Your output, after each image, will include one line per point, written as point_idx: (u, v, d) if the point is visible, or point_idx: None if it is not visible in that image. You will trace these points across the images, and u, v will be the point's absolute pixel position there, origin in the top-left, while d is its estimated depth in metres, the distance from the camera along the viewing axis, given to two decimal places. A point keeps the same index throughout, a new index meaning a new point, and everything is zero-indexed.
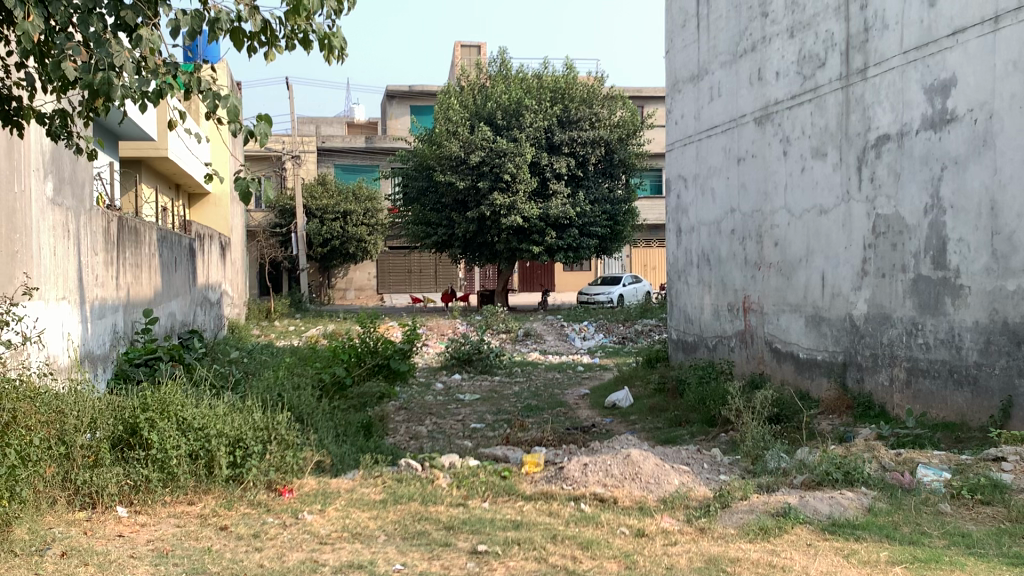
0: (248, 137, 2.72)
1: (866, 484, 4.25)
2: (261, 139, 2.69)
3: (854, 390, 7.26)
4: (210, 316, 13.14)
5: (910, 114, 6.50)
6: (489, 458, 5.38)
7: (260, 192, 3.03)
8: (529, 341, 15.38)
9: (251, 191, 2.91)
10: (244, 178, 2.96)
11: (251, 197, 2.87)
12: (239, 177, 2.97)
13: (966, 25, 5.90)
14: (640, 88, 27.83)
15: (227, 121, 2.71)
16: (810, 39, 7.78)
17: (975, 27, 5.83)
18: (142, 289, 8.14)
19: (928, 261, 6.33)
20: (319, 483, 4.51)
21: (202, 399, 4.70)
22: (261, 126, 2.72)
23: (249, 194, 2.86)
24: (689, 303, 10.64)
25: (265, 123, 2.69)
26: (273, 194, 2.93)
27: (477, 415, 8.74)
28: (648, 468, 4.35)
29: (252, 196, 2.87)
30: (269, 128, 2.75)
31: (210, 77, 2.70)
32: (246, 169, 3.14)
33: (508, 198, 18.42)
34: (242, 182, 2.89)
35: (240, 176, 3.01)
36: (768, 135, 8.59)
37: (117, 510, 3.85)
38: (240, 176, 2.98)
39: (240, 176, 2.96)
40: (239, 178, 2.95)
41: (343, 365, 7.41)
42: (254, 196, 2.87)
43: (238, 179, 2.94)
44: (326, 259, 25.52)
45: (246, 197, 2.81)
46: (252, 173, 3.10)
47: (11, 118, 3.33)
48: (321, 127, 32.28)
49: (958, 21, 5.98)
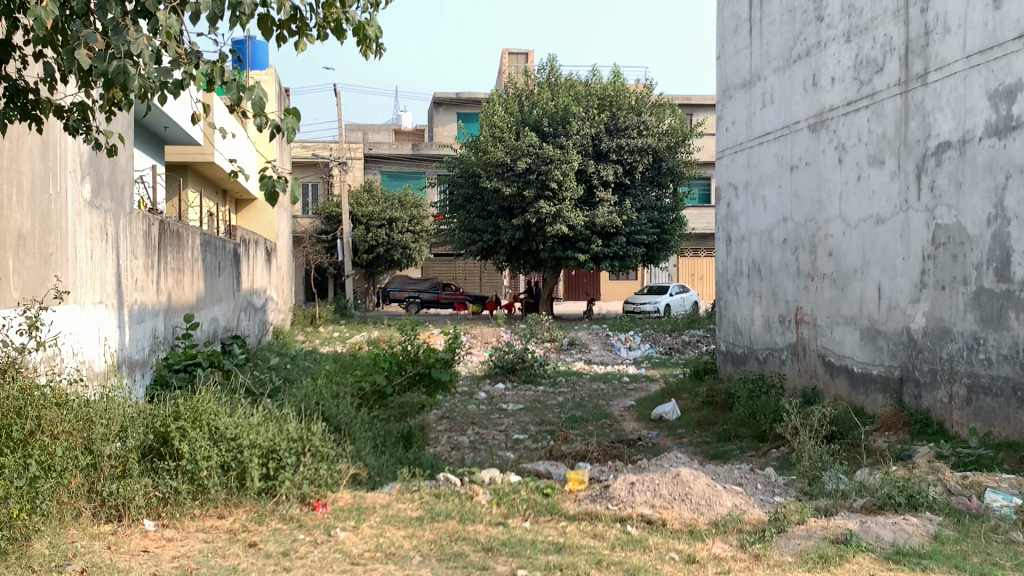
0: (275, 132, 2.56)
1: (931, 509, 3.99)
2: (288, 135, 2.53)
3: (911, 407, 6.97)
4: (255, 322, 13.11)
5: (972, 121, 6.23)
6: (531, 473, 5.18)
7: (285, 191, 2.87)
8: (574, 350, 15.18)
9: (277, 190, 2.75)
10: (270, 177, 2.79)
11: (276, 195, 2.70)
12: (264, 176, 2.82)
13: None
14: (688, 96, 27.54)
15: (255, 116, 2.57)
16: (868, 44, 7.52)
17: None
18: (184, 293, 8.05)
19: (991, 273, 6.04)
20: (354, 496, 4.34)
21: (237, 408, 4.58)
22: (289, 122, 2.56)
23: (273, 194, 2.70)
24: (739, 314, 10.37)
25: (294, 117, 2.52)
26: (299, 194, 2.77)
27: (520, 426, 8.57)
28: (698, 489, 4.13)
29: (277, 195, 2.71)
30: (296, 122, 2.59)
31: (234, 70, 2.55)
32: (273, 167, 2.99)
33: (554, 207, 18.24)
34: (267, 182, 2.73)
35: (265, 174, 2.86)
36: (822, 142, 8.32)
37: (144, 523, 3.71)
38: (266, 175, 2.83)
39: (265, 174, 2.80)
40: (264, 176, 2.79)
41: (385, 374, 7.27)
42: (278, 196, 2.71)
43: (264, 179, 2.78)
44: (372, 266, 25.49)
45: (272, 198, 2.65)
46: (278, 171, 2.96)
47: (29, 112, 3.29)
48: (368, 134, 32.38)
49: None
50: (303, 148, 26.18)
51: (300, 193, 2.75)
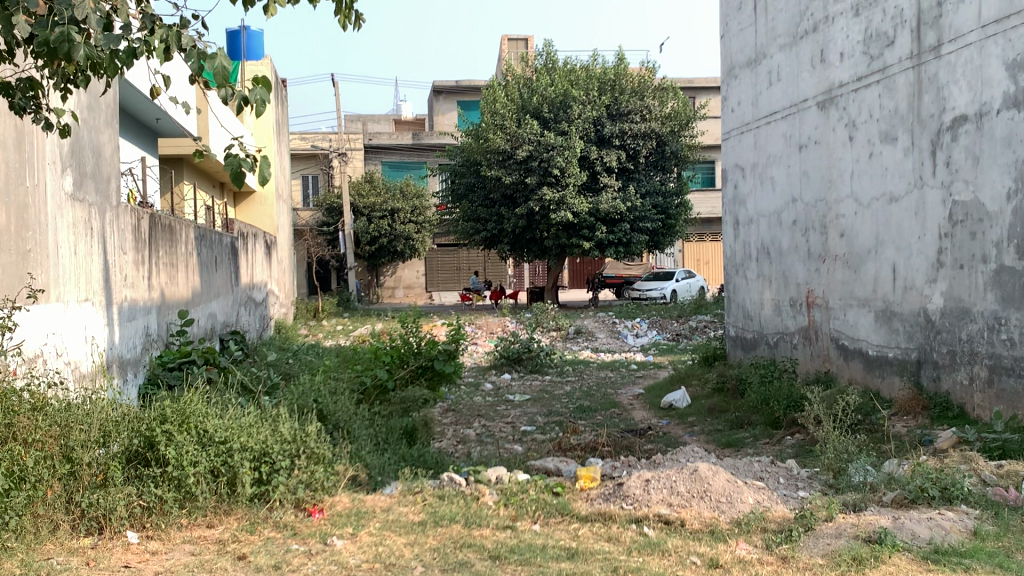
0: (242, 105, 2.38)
1: (967, 502, 3.75)
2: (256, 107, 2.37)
3: (930, 390, 6.72)
4: (256, 317, 12.89)
5: (989, 93, 5.96)
6: (540, 471, 4.93)
7: (253, 172, 2.70)
8: (580, 338, 14.93)
9: (244, 171, 2.56)
10: (236, 157, 2.61)
11: (243, 176, 2.52)
12: (231, 155, 2.64)
13: None
14: (691, 79, 27.26)
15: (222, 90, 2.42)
16: (877, 17, 7.25)
17: None
18: (178, 288, 7.81)
19: (1012, 250, 5.78)
20: (353, 500, 4.10)
21: (227, 408, 4.35)
22: (257, 93, 2.40)
23: (239, 173, 2.53)
24: (748, 298, 10.12)
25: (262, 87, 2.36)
26: (267, 175, 2.59)
27: (527, 417, 8.33)
28: (718, 485, 3.89)
29: (244, 176, 2.52)
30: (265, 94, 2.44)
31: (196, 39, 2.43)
32: (241, 145, 2.82)
33: (557, 193, 17.98)
34: (233, 162, 2.55)
35: (232, 154, 2.67)
36: (832, 120, 8.06)
37: (127, 535, 3.50)
38: (232, 154, 2.65)
39: (231, 154, 2.62)
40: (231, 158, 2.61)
41: (386, 367, 7.04)
42: (245, 177, 2.51)
43: (229, 159, 2.60)
44: (374, 257, 25.24)
45: (238, 178, 2.46)
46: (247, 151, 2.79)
47: None
48: (368, 124, 32.11)
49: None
50: (303, 140, 25.92)
51: (269, 174, 2.57)
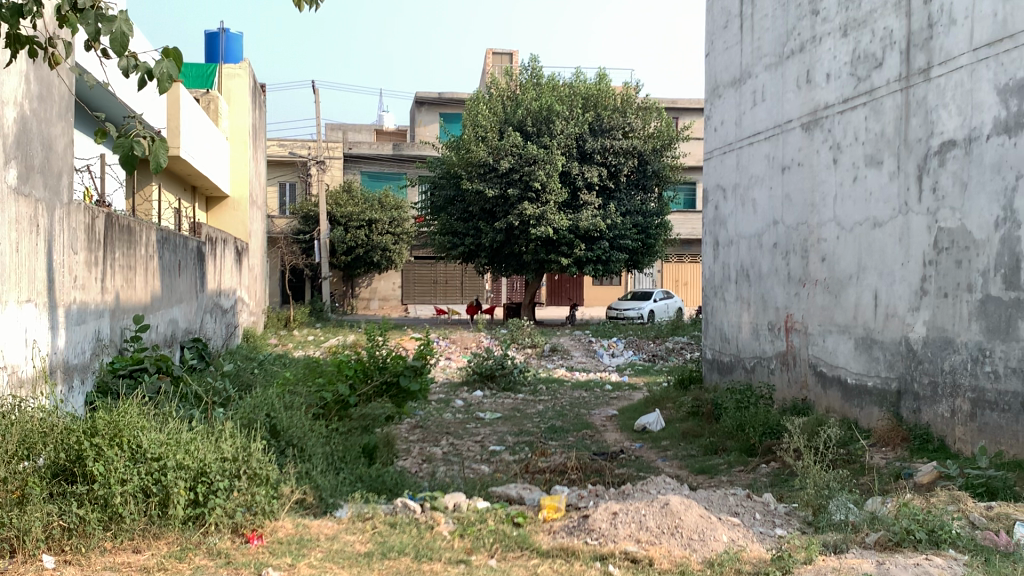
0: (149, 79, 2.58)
1: (955, 546, 3.48)
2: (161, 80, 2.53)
3: (909, 422, 6.50)
4: (222, 324, 12.55)
5: (979, 118, 5.76)
6: (501, 498, 4.65)
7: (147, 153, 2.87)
8: (555, 356, 14.67)
9: (133, 151, 2.76)
10: (129, 138, 2.79)
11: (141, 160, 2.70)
12: (124, 137, 2.82)
13: None
14: (674, 100, 27.17)
15: (126, 57, 2.58)
16: (866, 38, 7.05)
17: None
18: (135, 292, 7.50)
19: (998, 280, 5.57)
20: (296, 525, 3.81)
21: (165, 422, 4.08)
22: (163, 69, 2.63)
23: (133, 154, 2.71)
24: (726, 321, 9.89)
25: (167, 64, 2.55)
26: (160, 158, 2.78)
27: (496, 436, 8.04)
28: (690, 520, 3.62)
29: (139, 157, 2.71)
30: (172, 71, 2.60)
31: (100, 7, 2.65)
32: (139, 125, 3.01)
33: (537, 208, 17.73)
34: (124, 143, 2.75)
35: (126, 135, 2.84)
36: (816, 142, 7.85)
37: (42, 560, 3.26)
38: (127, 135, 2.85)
39: (124, 135, 2.81)
40: (125, 136, 2.81)
41: (349, 380, 6.74)
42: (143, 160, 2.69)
43: (121, 138, 2.79)
44: (350, 268, 24.92)
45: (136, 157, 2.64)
46: (145, 132, 2.96)
47: None
48: (348, 133, 31.87)
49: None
50: (281, 146, 25.59)
51: (162, 157, 2.76)
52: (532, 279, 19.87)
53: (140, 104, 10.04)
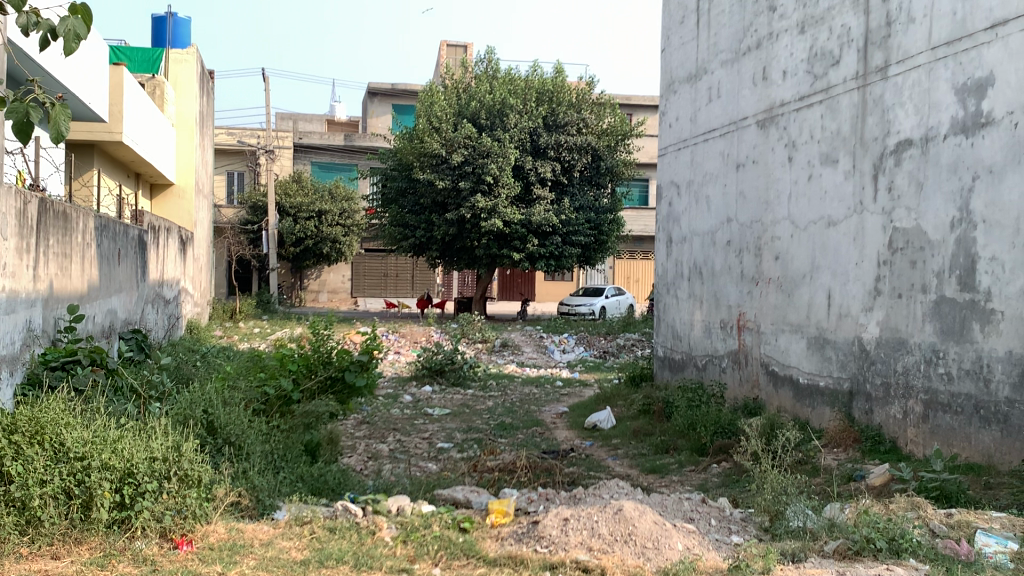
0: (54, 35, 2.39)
1: (917, 555, 3.37)
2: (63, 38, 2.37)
3: (861, 423, 6.42)
4: (164, 315, 12.22)
5: (936, 117, 5.68)
6: (448, 502, 4.48)
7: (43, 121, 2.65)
8: (506, 351, 14.51)
9: (29, 120, 2.54)
10: (27, 107, 2.57)
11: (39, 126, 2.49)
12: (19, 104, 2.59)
13: (1007, 17, 5.07)
14: (628, 96, 27.18)
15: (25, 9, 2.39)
16: (823, 35, 6.95)
17: (1018, 19, 4.99)
18: (70, 281, 7.22)
19: (953, 282, 5.50)
20: (229, 530, 3.59)
21: (92, 420, 3.87)
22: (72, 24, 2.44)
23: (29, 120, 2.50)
24: (678, 319, 9.78)
25: (74, 21, 2.38)
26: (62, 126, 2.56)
27: (445, 433, 7.86)
28: (644, 528, 3.48)
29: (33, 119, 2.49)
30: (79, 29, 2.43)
31: None
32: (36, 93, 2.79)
33: (489, 201, 17.55)
34: (20, 110, 2.54)
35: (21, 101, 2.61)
36: (771, 139, 7.75)
37: None
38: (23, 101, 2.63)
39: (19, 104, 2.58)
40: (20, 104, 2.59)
41: (292, 375, 6.52)
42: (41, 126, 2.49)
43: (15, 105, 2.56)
44: (298, 259, 24.57)
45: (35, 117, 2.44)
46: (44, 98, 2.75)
47: None
48: (299, 122, 31.50)
49: (998, 13, 5.15)
50: (229, 134, 25.19)
51: (64, 127, 2.54)
52: (483, 273, 19.70)
53: (82, 86, 9.71)
